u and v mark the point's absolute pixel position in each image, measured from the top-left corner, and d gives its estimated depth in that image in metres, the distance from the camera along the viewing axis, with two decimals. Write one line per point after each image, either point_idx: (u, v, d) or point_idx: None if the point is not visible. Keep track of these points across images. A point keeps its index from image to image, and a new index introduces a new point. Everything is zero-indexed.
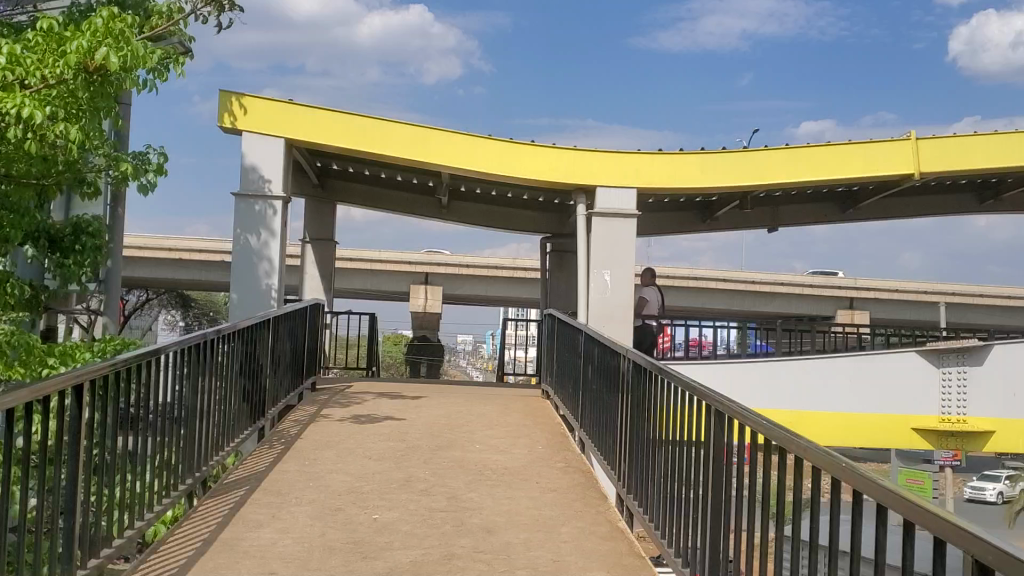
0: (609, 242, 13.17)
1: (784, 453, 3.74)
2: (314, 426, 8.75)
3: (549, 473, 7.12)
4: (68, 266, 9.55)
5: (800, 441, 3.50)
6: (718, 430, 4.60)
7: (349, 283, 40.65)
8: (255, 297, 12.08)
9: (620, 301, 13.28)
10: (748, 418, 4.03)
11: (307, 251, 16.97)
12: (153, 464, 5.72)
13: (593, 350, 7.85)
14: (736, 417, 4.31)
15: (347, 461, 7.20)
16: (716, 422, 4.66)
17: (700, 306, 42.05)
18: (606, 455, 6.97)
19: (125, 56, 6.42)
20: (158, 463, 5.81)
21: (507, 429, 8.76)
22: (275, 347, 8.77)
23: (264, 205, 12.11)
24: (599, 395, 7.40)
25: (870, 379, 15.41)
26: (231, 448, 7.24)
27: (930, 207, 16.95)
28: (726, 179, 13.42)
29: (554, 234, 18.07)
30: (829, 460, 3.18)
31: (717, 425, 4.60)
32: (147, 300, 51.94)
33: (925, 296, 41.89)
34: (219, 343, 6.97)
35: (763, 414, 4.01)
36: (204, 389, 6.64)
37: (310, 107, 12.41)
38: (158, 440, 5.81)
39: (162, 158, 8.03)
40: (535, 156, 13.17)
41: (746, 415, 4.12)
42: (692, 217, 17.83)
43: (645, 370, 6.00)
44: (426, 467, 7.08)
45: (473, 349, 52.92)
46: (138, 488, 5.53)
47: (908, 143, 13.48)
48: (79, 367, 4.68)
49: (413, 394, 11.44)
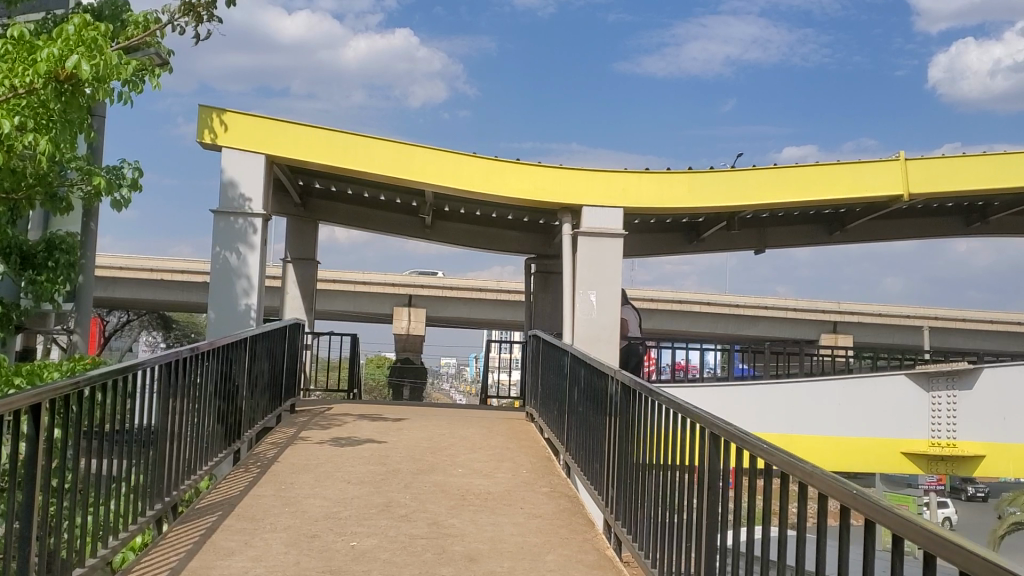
0: (597, 261, 12.99)
1: (784, 478, 3.51)
2: (292, 449, 8.48)
3: (534, 498, 6.90)
4: (41, 282, 9.33)
5: (805, 467, 3.28)
6: (713, 453, 4.38)
7: (333, 305, 40.37)
8: (232, 316, 11.86)
9: (607, 322, 13.09)
10: (747, 443, 3.81)
11: (288, 270, 16.66)
12: (119, 487, 5.49)
13: (580, 370, 7.63)
14: (733, 441, 4.09)
15: (325, 486, 6.95)
16: (711, 445, 4.43)
17: (684, 328, 41.95)
18: (592, 479, 6.74)
19: (99, 65, 6.12)
20: (125, 486, 5.57)
21: (491, 453, 8.53)
22: (252, 367, 8.52)
23: (244, 222, 11.91)
24: (586, 417, 7.18)
25: (862, 402, 15.24)
26: (204, 471, 7.00)
27: (917, 230, 16.85)
28: (714, 199, 13.25)
29: (539, 254, 17.90)
30: (840, 489, 2.96)
31: (711, 449, 4.38)
32: (129, 321, 51.44)
33: (909, 320, 41.93)
34: (192, 364, 6.74)
35: (763, 438, 3.79)
36: (176, 411, 6.40)
37: (293, 123, 12.21)
38: (125, 461, 5.57)
39: (137, 172, 7.78)
40: (520, 174, 12.99)
41: (744, 438, 3.91)
42: (678, 239, 17.68)
43: (635, 390, 5.78)
44: (406, 492, 6.84)
45: (457, 372, 52.70)
46: (102, 512, 5.28)
47: (897, 164, 13.33)
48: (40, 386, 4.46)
49: (396, 417, 11.16)
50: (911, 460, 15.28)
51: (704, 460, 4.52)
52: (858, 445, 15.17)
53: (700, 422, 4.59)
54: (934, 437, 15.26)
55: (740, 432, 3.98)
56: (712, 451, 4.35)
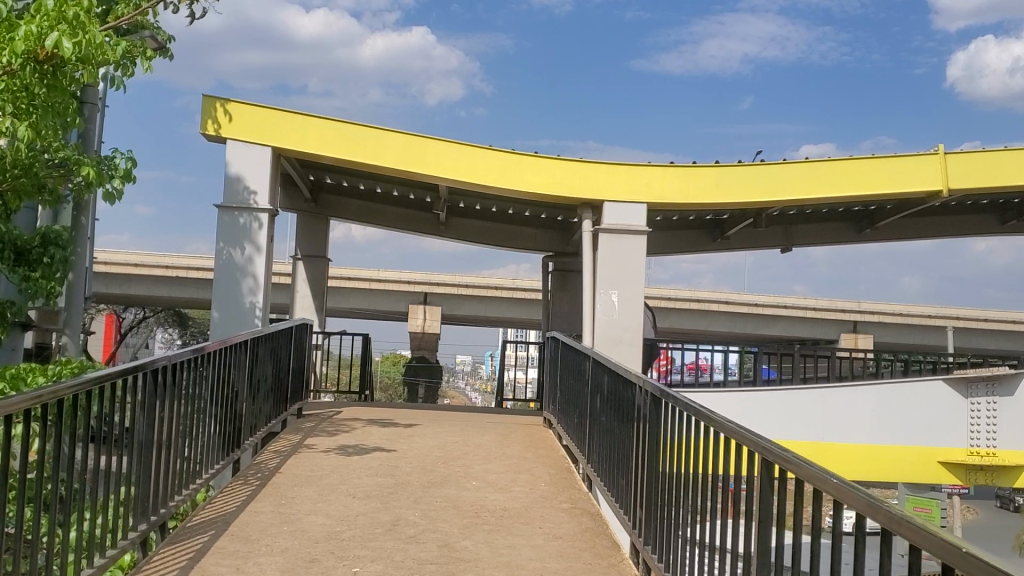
0: (620, 260, 12.45)
1: (861, 523, 2.86)
2: (296, 458, 7.97)
3: (554, 516, 6.38)
4: (36, 279, 8.85)
5: (890, 509, 2.65)
6: (764, 482, 3.78)
7: (348, 303, 39.93)
8: (236, 315, 11.38)
9: (629, 324, 12.55)
10: (811, 475, 3.19)
11: (297, 269, 16.20)
12: (104, 501, 5.00)
13: (603, 377, 7.12)
14: (788, 466, 3.50)
15: (329, 501, 6.46)
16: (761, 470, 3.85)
17: (703, 328, 41.27)
18: (618, 496, 6.21)
19: (81, 43, 5.55)
20: (111, 501, 5.09)
21: (507, 464, 8.03)
22: (253, 371, 8.02)
23: (248, 218, 11.44)
24: (610, 427, 6.66)
25: (895, 408, 14.61)
26: (198, 485, 6.50)
27: (950, 229, 16.17)
28: (741, 194, 12.70)
29: (557, 252, 17.38)
30: (941, 544, 2.34)
31: (762, 481, 3.78)
32: (145, 319, 51.24)
33: (931, 320, 41.17)
34: (186, 371, 6.24)
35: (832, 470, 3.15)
36: (167, 418, 5.91)
37: (301, 114, 11.73)
38: (108, 475, 5.06)
39: (129, 163, 7.29)
40: (538, 168, 12.45)
41: (807, 469, 3.30)
42: (702, 236, 17.14)
43: (666, 401, 5.25)
44: (415, 508, 6.33)
45: (474, 370, 52.24)
46: (85, 532, 4.77)
47: (936, 158, 12.73)
48: (19, 395, 3.95)
49: (407, 422, 10.64)
50: (950, 469, 14.60)
51: (752, 487, 3.95)
52: (890, 454, 14.62)
53: (746, 444, 4.01)
54: (973, 445, 14.66)
55: (803, 461, 3.37)
56: (764, 482, 3.74)
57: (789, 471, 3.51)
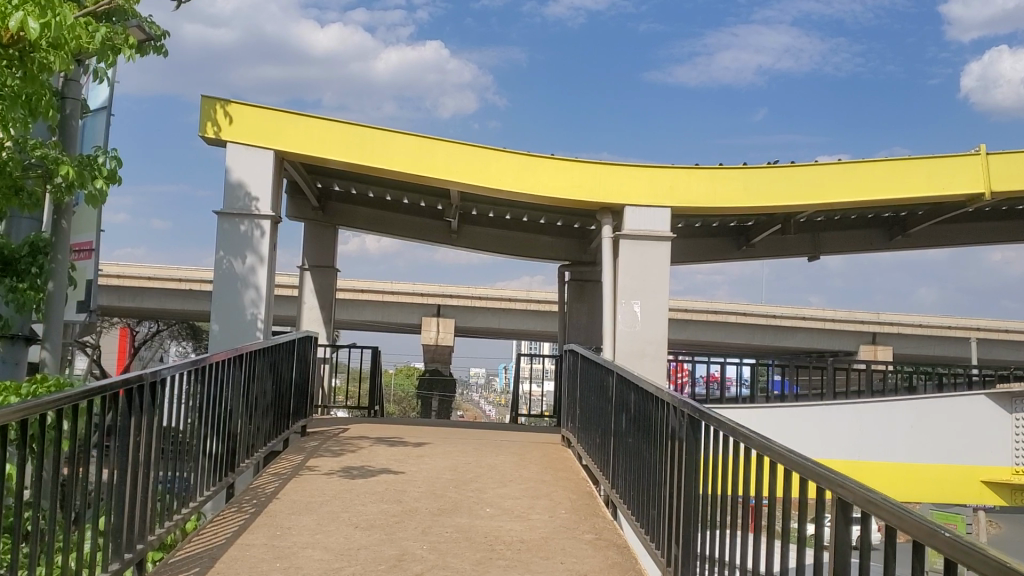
0: (642, 268, 11.84)
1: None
2: (297, 481, 7.38)
3: (577, 549, 5.78)
4: (22, 290, 8.28)
5: None
6: (836, 522, 2.95)
7: (361, 315, 39.25)
8: (237, 328, 10.82)
9: (653, 336, 11.90)
10: (912, 527, 2.40)
11: (305, 279, 15.68)
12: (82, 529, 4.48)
13: (628, 395, 6.51)
14: (876, 508, 2.67)
15: (328, 532, 5.87)
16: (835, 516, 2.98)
17: (720, 340, 40.56)
18: (648, 528, 5.62)
19: (52, 25, 4.96)
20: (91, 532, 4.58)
21: (524, 487, 7.43)
22: (250, 388, 7.44)
23: (250, 226, 10.89)
24: (637, 449, 6.08)
25: (935, 424, 14.02)
26: (186, 514, 5.94)
27: (982, 236, 15.54)
28: (770, 199, 12.08)
29: (574, 261, 16.84)
30: None
31: (834, 521, 2.96)
32: (158, 332, 50.74)
33: (951, 330, 40.52)
34: (173, 389, 5.68)
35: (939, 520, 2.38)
36: (152, 439, 5.35)
37: (305, 115, 11.20)
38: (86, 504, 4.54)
39: (114, 163, 6.74)
40: (556, 171, 11.86)
41: (908, 515, 2.48)
42: (726, 244, 16.54)
43: (704, 421, 4.65)
44: (423, 540, 5.74)
45: (487, 382, 51.67)
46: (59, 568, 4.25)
47: (978, 158, 12.12)
48: None
49: (417, 441, 10.04)
50: (993, 489, 13.98)
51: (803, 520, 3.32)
52: (927, 474, 13.92)
53: (795, 470, 3.38)
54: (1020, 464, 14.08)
55: (897, 507, 2.54)
56: (841, 525, 2.90)
57: (877, 514, 2.68)
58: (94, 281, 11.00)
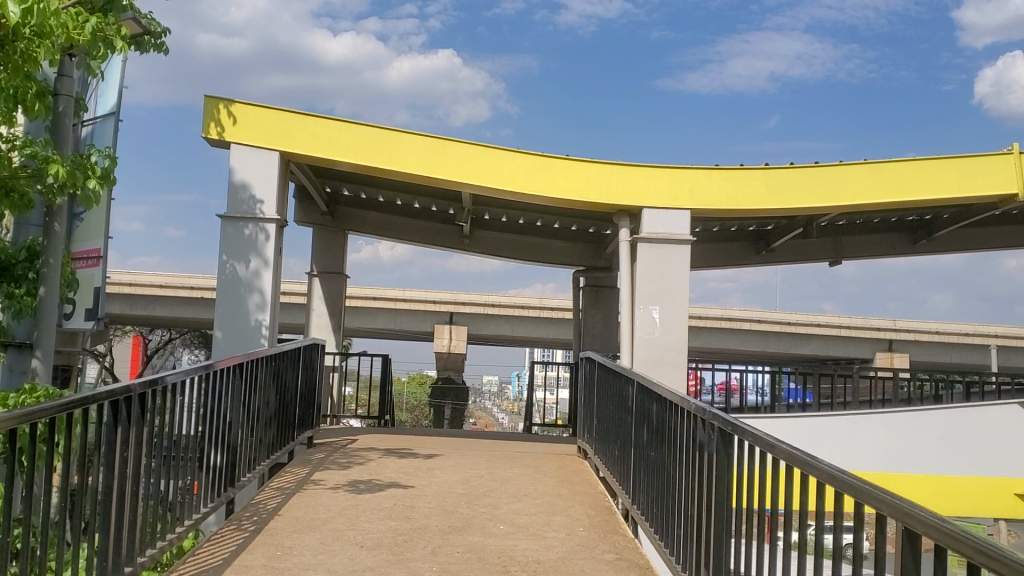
0: (661, 273, 11.48)
1: None
2: (300, 496, 7.04)
3: (596, 570, 5.41)
4: (18, 295, 8.01)
5: None
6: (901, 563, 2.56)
7: (373, 322, 38.89)
8: (241, 335, 10.50)
9: (672, 342, 11.53)
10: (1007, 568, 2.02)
11: (314, 285, 15.29)
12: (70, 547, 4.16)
13: (650, 405, 6.15)
14: (957, 545, 2.27)
15: (331, 553, 5.52)
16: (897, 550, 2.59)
17: (734, 347, 40.08)
18: (673, 547, 5.25)
19: (34, 10, 4.60)
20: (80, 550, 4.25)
21: (539, 503, 7.07)
22: (251, 397, 7.11)
23: (254, 229, 10.57)
24: (661, 461, 5.72)
25: (963, 434, 13.60)
26: (182, 530, 5.61)
27: (1008, 239, 15.11)
28: (793, 201, 11.71)
29: (588, 266, 16.47)
30: None
31: (897, 558, 2.57)
32: (170, 340, 50.49)
33: (969, 337, 39.89)
34: (168, 398, 5.35)
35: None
36: (144, 451, 5.03)
37: (311, 116, 10.89)
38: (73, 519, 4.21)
39: (109, 161, 6.42)
40: (571, 172, 11.52)
41: (997, 553, 2.09)
42: (745, 249, 16.21)
43: (735, 432, 4.29)
44: (432, 561, 5.38)
45: (500, 390, 51.26)
46: None
47: (1009, 157, 11.76)
48: None
49: (427, 452, 9.68)
50: None
51: (839, 537, 3.00)
52: (956, 484, 13.50)
53: (832, 484, 3.05)
54: None
55: (984, 544, 2.15)
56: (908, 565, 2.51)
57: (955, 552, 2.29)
58: (101, 287, 10.59)
